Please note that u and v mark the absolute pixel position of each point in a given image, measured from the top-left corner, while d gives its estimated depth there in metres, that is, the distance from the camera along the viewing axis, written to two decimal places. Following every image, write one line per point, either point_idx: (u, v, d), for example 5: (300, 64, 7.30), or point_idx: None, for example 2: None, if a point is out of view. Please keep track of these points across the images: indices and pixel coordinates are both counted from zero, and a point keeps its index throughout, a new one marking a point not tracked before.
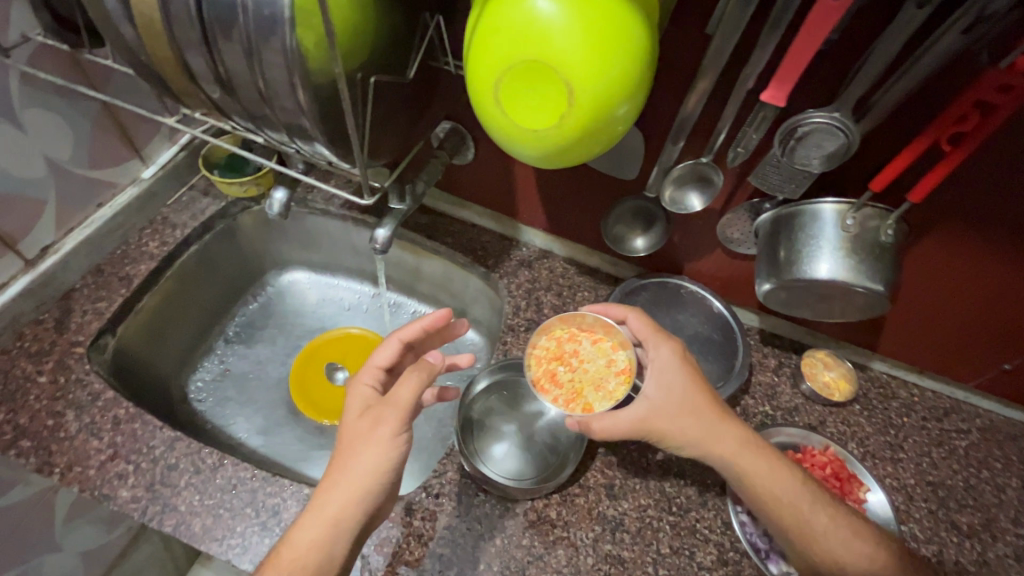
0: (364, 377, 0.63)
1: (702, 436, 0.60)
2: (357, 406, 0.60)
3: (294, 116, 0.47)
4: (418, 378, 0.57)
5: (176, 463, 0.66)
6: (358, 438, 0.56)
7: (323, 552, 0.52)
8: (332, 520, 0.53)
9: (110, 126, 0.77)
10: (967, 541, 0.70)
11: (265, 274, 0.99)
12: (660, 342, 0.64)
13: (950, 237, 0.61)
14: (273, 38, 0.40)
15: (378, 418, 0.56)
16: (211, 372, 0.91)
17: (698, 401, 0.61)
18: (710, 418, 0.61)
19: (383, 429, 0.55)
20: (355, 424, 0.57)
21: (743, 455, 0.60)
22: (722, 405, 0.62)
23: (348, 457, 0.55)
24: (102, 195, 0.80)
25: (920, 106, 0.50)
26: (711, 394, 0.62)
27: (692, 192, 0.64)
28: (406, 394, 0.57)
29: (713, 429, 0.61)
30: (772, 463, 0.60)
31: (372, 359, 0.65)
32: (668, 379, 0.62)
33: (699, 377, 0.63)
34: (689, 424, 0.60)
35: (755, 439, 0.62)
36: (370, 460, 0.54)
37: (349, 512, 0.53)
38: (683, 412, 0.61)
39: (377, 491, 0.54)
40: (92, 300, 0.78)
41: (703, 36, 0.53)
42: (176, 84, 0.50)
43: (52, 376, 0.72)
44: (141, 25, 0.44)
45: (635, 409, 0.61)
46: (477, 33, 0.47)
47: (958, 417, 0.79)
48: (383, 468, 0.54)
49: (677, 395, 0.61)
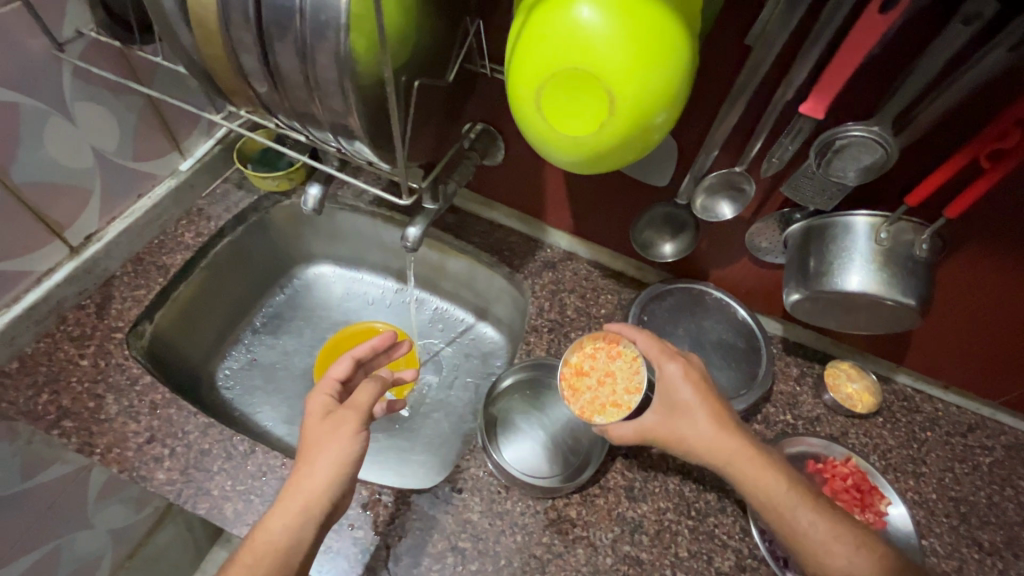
0: (321, 388, 0.64)
1: (708, 445, 0.60)
2: (319, 411, 0.61)
3: (341, 118, 0.48)
4: (375, 386, 0.63)
5: (209, 449, 0.69)
6: (324, 435, 0.58)
7: (294, 537, 0.54)
8: (301, 505, 0.55)
9: (153, 119, 0.79)
10: (988, 559, 0.70)
11: (293, 267, 1.01)
12: (666, 359, 0.64)
13: (983, 253, 0.60)
14: (327, 43, 0.42)
15: (339, 420, 0.59)
16: (238, 361, 0.93)
17: (701, 412, 0.61)
18: (714, 428, 0.61)
19: (346, 428, 0.58)
20: (319, 425, 0.59)
21: (746, 464, 0.59)
22: (729, 416, 0.62)
23: (314, 451, 0.57)
24: (143, 186, 0.83)
25: (960, 123, 0.49)
26: (718, 406, 0.63)
27: (724, 201, 0.64)
28: (364, 399, 0.61)
29: (715, 438, 0.60)
30: (778, 476, 0.59)
31: (328, 372, 0.66)
32: (677, 391, 0.63)
33: (707, 392, 0.63)
34: (692, 433, 0.61)
35: (764, 451, 0.60)
36: (334, 454, 0.56)
37: (317, 500, 0.55)
38: (687, 423, 0.61)
39: (341, 483, 0.56)
40: (131, 288, 0.81)
41: (743, 46, 0.53)
42: (227, 84, 0.51)
43: (93, 360, 0.74)
44: (199, 26, 0.46)
45: (643, 419, 0.63)
46: (520, 42, 0.48)
47: (982, 433, 0.78)
48: (348, 462, 0.57)
49: (682, 407, 0.62)
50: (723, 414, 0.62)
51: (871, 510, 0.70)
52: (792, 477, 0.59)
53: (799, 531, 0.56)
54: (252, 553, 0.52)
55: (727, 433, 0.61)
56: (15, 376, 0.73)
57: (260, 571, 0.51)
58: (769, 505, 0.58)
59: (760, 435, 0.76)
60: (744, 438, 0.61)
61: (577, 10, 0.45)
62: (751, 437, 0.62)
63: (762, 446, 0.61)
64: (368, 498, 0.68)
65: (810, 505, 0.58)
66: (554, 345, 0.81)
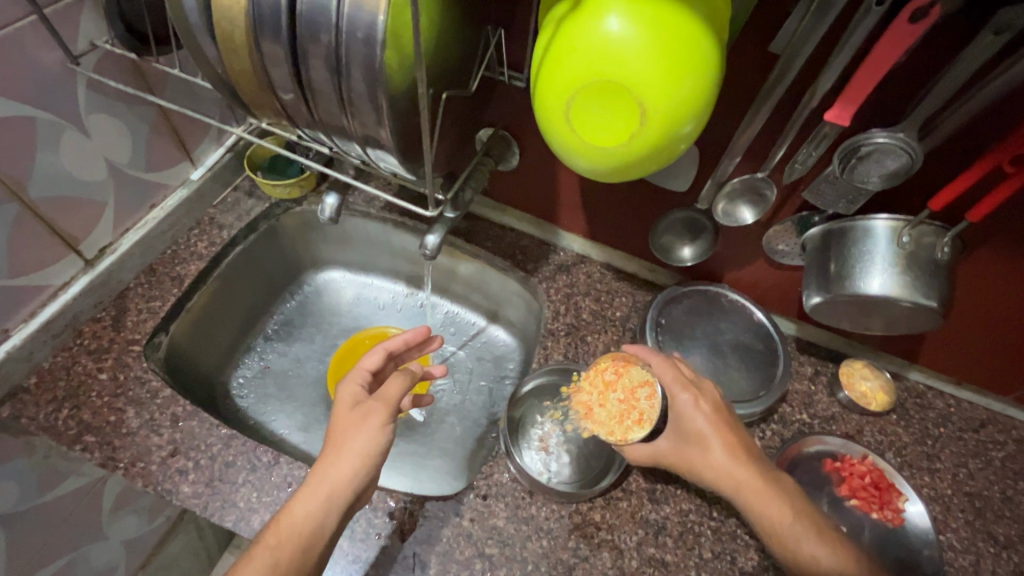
0: (352, 377, 0.65)
1: (718, 475, 0.61)
2: (348, 400, 0.61)
3: (371, 132, 0.48)
4: (404, 380, 0.63)
5: (233, 460, 0.69)
6: (351, 425, 0.58)
7: (317, 523, 0.54)
8: (325, 494, 0.55)
9: (165, 129, 0.79)
10: (1004, 553, 0.71)
11: (303, 274, 1.00)
12: (679, 390, 0.65)
13: (1001, 253, 0.61)
14: (363, 60, 0.42)
15: (366, 413, 0.59)
16: (251, 369, 0.93)
17: (716, 442, 0.62)
18: (726, 454, 0.61)
19: (372, 419, 0.58)
20: (346, 415, 0.59)
21: (754, 494, 0.59)
22: (743, 445, 0.63)
23: (341, 439, 0.57)
24: (155, 196, 0.82)
25: (986, 129, 0.50)
26: (731, 435, 0.63)
27: (745, 206, 0.66)
28: (394, 392, 0.61)
29: (726, 467, 0.61)
30: (784, 507, 0.59)
31: (360, 362, 0.67)
32: (692, 418, 0.64)
33: (720, 422, 0.63)
34: (703, 460, 0.62)
35: (773, 481, 0.61)
36: (362, 445, 0.57)
37: (342, 489, 0.55)
38: (698, 452, 0.63)
39: (363, 476, 0.56)
40: (146, 299, 0.81)
41: (766, 54, 0.53)
42: (253, 99, 0.51)
43: (112, 373, 0.74)
44: (229, 44, 0.45)
45: (657, 445, 0.64)
46: (550, 53, 0.48)
47: (994, 428, 0.80)
48: (372, 453, 0.57)
49: (694, 436, 0.63)
50: (736, 443, 0.62)
51: (889, 507, 0.71)
52: (800, 509, 0.59)
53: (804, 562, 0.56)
54: (276, 534, 0.53)
55: (739, 463, 0.61)
56: (34, 391, 0.72)
57: (283, 555, 0.51)
58: (774, 534, 0.58)
59: (777, 435, 0.77)
60: (755, 467, 0.61)
61: (605, 20, 0.45)
62: (763, 467, 0.62)
63: (774, 476, 0.61)
64: (394, 506, 0.68)
65: (816, 536, 0.57)
66: (571, 349, 0.81)
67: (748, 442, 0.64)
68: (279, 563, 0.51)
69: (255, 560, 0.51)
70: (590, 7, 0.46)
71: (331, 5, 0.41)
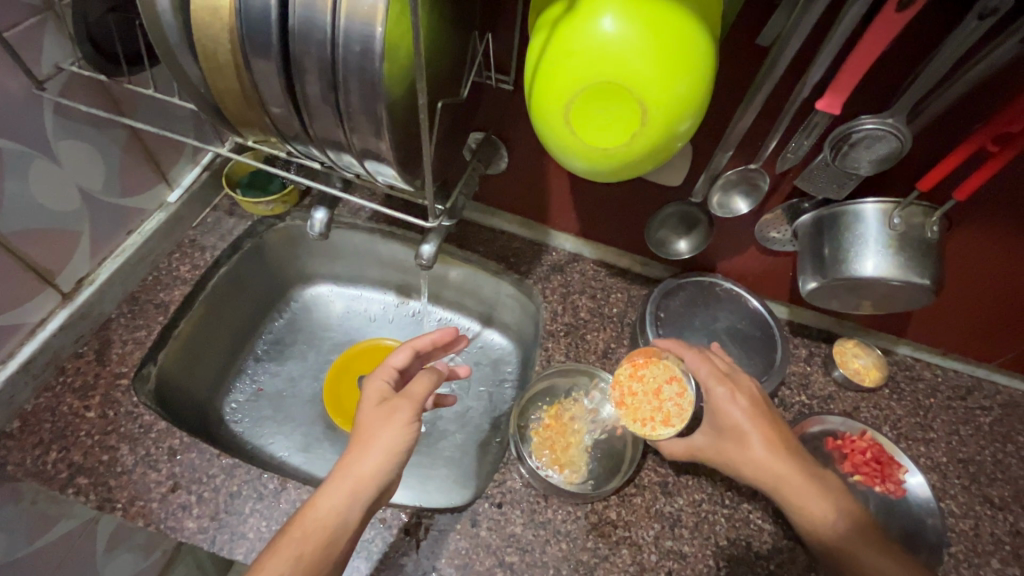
0: (378, 374, 0.64)
1: (759, 472, 0.61)
2: (374, 396, 0.61)
3: (369, 147, 0.47)
4: (430, 379, 0.62)
5: (238, 490, 0.67)
6: (377, 420, 0.57)
7: (341, 517, 0.53)
8: (351, 488, 0.54)
9: (138, 152, 0.76)
10: (1000, 514, 0.74)
11: (290, 290, 0.97)
12: (714, 383, 0.65)
13: (983, 227, 0.64)
14: (361, 74, 0.41)
15: (393, 408, 0.58)
16: (244, 392, 0.89)
17: (755, 438, 0.62)
18: (766, 449, 0.61)
19: (399, 416, 0.57)
20: (373, 410, 0.58)
21: (794, 492, 0.60)
22: (784, 442, 0.63)
23: (364, 437, 0.56)
24: (131, 222, 0.79)
25: (970, 109, 0.52)
26: (772, 431, 0.63)
27: (739, 197, 0.68)
28: (419, 391, 0.60)
29: (767, 464, 0.61)
30: (826, 505, 0.59)
31: (387, 360, 0.66)
32: (730, 413, 0.63)
33: (760, 417, 0.63)
34: (743, 456, 0.62)
35: (815, 478, 0.60)
36: (388, 441, 0.55)
37: (366, 485, 0.54)
38: (738, 447, 0.62)
39: (388, 471, 0.55)
40: (130, 329, 0.77)
41: (754, 47, 0.54)
42: (241, 119, 0.49)
43: (100, 411, 0.71)
44: (216, 64, 0.44)
45: (692, 439, 0.66)
46: (547, 55, 0.48)
47: (980, 394, 0.83)
48: (399, 448, 0.56)
49: (731, 431, 0.63)
50: (777, 439, 0.62)
51: (891, 481, 0.73)
52: (844, 510, 0.59)
53: (843, 558, 0.57)
54: (301, 527, 0.52)
55: (781, 459, 0.61)
56: (18, 436, 0.69)
57: (307, 547, 0.51)
58: (815, 533, 0.59)
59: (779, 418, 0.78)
60: (797, 464, 0.61)
61: (599, 21, 0.44)
62: (806, 465, 0.62)
63: (817, 473, 0.61)
64: (408, 521, 0.67)
65: (876, 550, 0.56)
66: (573, 349, 0.81)
67: (791, 438, 0.64)
68: (303, 556, 0.50)
69: (280, 553, 0.50)
70: (582, 9, 0.46)
71: (324, 19, 0.39)
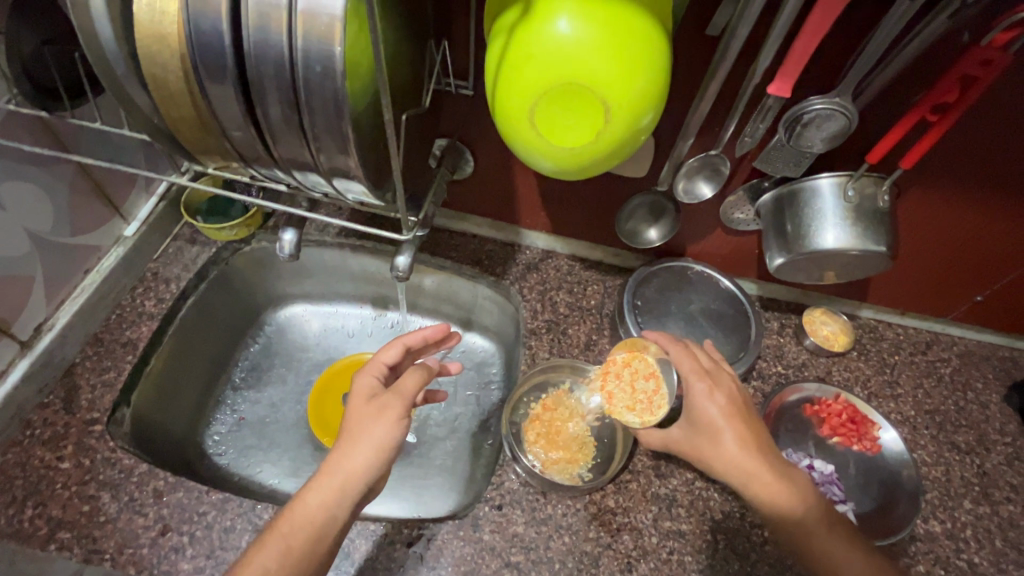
0: (369, 369, 0.64)
1: (729, 467, 0.59)
2: (364, 392, 0.60)
3: (339, 165, 0.46)
4: (422, 375, 0.62)
5: (232, 524, 0.65)
6: (366, 417, 0.57)
7: (329, 512, 0.53)
8: (339, 484, 0.54)
9: (87, 188, 0.75)
10: (967, 458, 0.79)
11: (262, 314, 0.94)
12: (694, 378, 0.64)
13: (929, 192, 0.67)
14: (323, 93, 0.40)
15: (384, 404, 0.58)
16: (225, 423, 0.86)
17: (727, 434, 0.60)
18: (738, 446, 0.60)
19: (390, 413, 0.57)
20: (362, 406, 0.58)
21: (762, 486, 0.57)
22: (757, 439, 0.60)
23: (354, 432, 0.56)
24: (88, 260, 0.78)
25: (910, 82, 0.55)
26: (744, 428, 0.61)
27: (702, 181, 0.70)
28: (410, 386, 0.60)
29: (738, 461, 0.59)
30: (796, 500, 0.57)
31: (378, 356, 0.65)
32: (705, 409, 0.62)
33: (734, 414, 0.62)
34: (714, 453, 0.60)
35: (787, 473, 0.59)
36: (378, 437, 0.56)
37: (354, 480, 0.54)
38: (710, 442, 0.61)
39: (378, 467, 0.55)
40: (97, 373, 0.74)
41: (704, 39, 0.56)
42: (199, 147, 0.48)
43: (75, 460, 0.68)
44: (168, 92, 0.43)
45: (669, 432, 0.66)
46: (507, 60, 0.48)
47: (938, 347, 0.88)
48: (387, 445, 0.56)
49: (707, 427, 0.62)
50: (753, 436, 0.61)
51: (866, 439, 0.77)
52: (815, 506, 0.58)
53: (809, 548, 0.56)
54: (288, 521, 0.52)
55: (751, 457, 0.59)
56: None
57: (295, 542, 0.51)
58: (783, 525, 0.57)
59: (760, 390, 0.81)
60: (769, 461, 0.59)
61: (555, 23, 0.45)
62: (777, 463, 0.59)
63: (787, 470, 0.59)
64: (412, 534, 0.66)
65: (846, 544, 0.56)
66: (556, 345, 0.82)
67: (766, 436, 0.62)
68: (291, 550, 0.51)
69: (267, 546, 0.51)
70: (538, 12, 0.46)
71: (281, 40, 0.39)
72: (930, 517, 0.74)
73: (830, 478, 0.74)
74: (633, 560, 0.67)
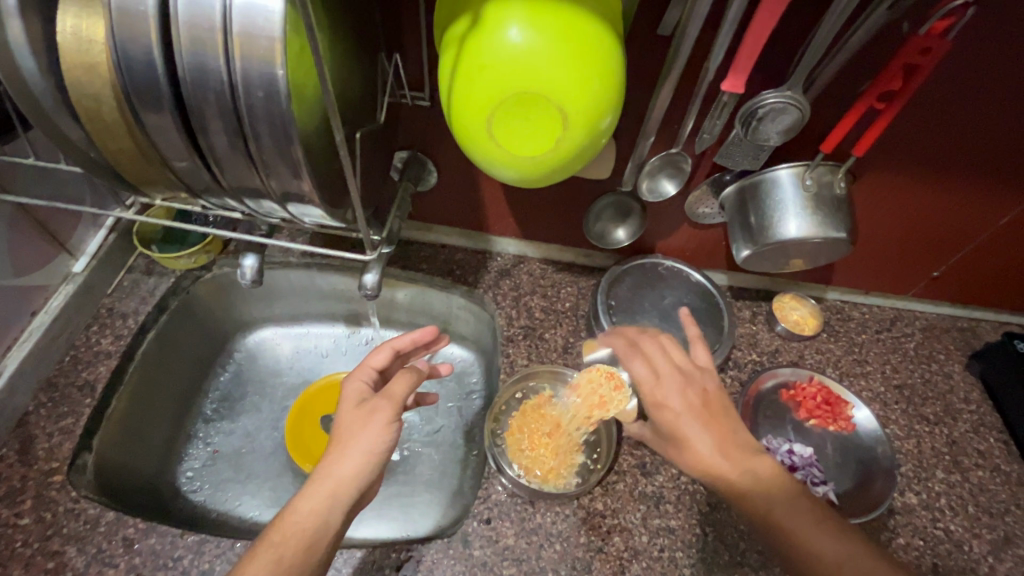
0: (356, 376, 0.63)
1: (697, 464, 0.59)
2: (354, 397, 0.60)
3: (293, 189, 0.45)
4: (411, 378, 0.61)
5: (210, 567, 0.62)
6: (356, 421, 0.56)
7: (322, 519, 0.50)
8: (330, 490, 0.52)
9: (27, 225, 0.71)
10: (936, 428, 0.81)
11: (230, 341, 0.91)
12: (651, 383, 0.63)
13: (883, 176, 0.69)
14: (268, 117, 0.38)
15: (373, 409, 0.57)
16: (199, 459, 0.82)
17: (695, 435, 0.59)
18: (708, 446, 0.58)
19: (379, 416, 0.56)
20: (352, 411, 0.57)
21: (731, 480, 0.57)
22: (725, 433, 0.60)
23: (344, 439, 0.55)
24: (34, 301, 0.74)
25: (856, 71, 0.56)
26: (712, 424, 0.60)
27: (665, 179, 0.71)
28: (399, 390, 0.60)
29: (707, 459, 0.58)
30: (767, 490, 0.56)
31: (366, 362, 0.65)
32: (668, 413, 0.61)
33: (700, 412, 0.61)
34: (684, 455, 0.60)
35: (757, 462, 0.58)
36: (367, 442, 0.54)
37: (346, 486, 0.52)
38: (677, 441, 0.60)
39: (369, 472, 0.54)
40: (54, 420, 0.71)
41: (656, 39, 0.56)
42: (142, 180, 0.46)
43: (35, 515, 0.64)
44: (101, 124, 0.41)
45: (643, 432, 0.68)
46: (460, 72, 0.47)
47: (902, 323, 0.91)
48: (377, 450, 0.55)
49: (670, 430, 0.61)
50: (721, 436, 0.59)
51: (841, 419, 0.79)
52: (786, 496, 0.56)
53: (781, 537, 0.54)
54: (280, 531, 0.49)
55: (720, 452, 0.58)
56: None
57: (287, 551, 0.48)
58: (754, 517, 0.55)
59: (737, 379, 0.82)
60: (738, 455, 0.58)
61: (506, 32, 0.44)
62: (747, 455, 0.58)
63: (757, 461, 0.58)
64: (401, 558, 0.65)
65: (818, 528, 0.53)
66: (533, 350, 0.82)
67: (739, 427, 0.61)
68: (283, 560, 0.48)
69: (258, 558, 0.47)
70: (488, 22, 0.45)
71: (217, 65, 0.37)
72: (907, 489, 0.76)
73: (809, 461, 0.75)
74: (624, 562, 0.67)
